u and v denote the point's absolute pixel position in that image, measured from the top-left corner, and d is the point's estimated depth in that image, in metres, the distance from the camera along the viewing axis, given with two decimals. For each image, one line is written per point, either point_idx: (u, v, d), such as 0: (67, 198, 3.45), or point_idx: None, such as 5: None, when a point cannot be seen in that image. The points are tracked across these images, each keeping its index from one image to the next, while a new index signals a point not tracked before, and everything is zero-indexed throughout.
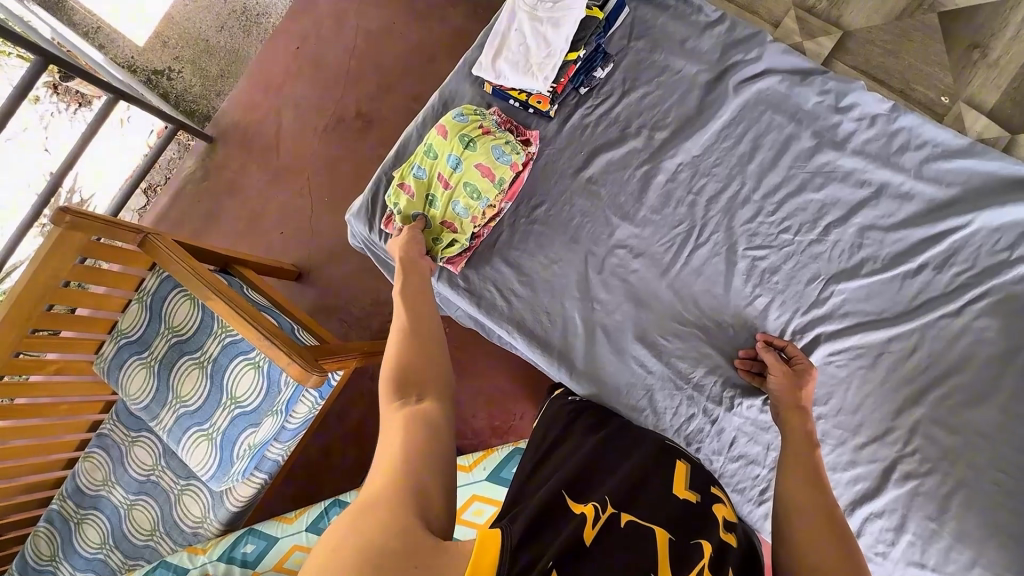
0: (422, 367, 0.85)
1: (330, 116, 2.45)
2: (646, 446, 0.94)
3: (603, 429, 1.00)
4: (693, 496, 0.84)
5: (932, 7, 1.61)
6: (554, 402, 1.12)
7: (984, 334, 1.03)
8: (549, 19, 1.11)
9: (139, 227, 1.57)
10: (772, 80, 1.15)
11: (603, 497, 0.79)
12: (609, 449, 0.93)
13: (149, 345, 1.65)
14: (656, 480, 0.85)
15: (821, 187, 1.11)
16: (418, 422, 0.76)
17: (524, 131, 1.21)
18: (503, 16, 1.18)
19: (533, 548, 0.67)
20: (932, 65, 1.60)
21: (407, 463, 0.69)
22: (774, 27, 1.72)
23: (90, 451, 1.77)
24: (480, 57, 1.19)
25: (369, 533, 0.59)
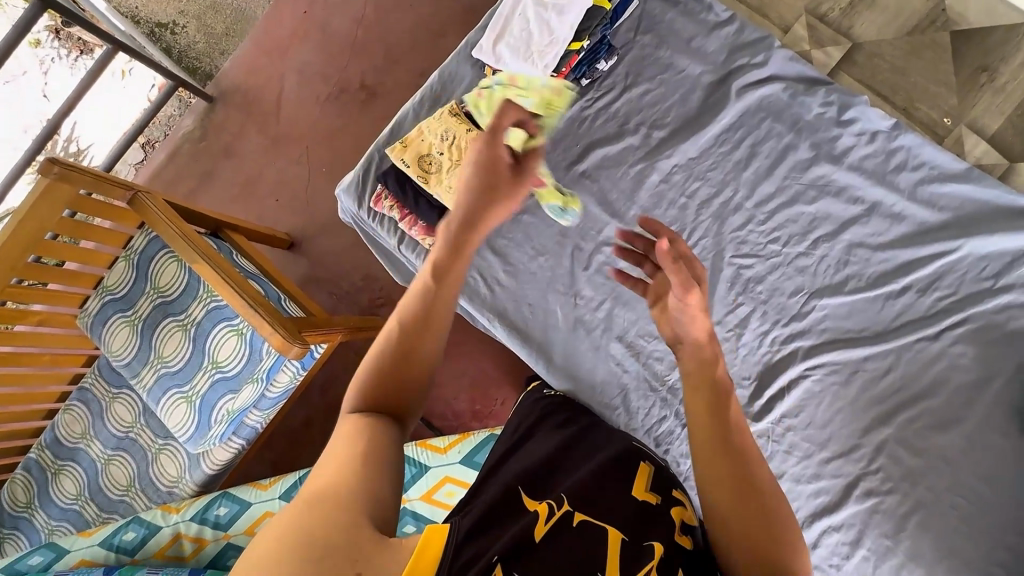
0: (395, 366, 0.76)
1: (333, 85, 2.41)
2: (610, 444, 0.95)
3: (577, 424, 1.02)
4: (651, 497, 0.84)
5: (947, 25, 1.58)
6: (531, 397, 1.13)
7: (959, 360, 1.03)
8: (554, 6, 1.12)
9: (129, 184, 1.56)
10: (776, 87, 1.13)
11: (561, 495, 0.81)
12: (575, 446, 0.95)
13: (135, 304, 1.64)
14: (613, 478, 0.86)
15: (814, 201, 1.11)
16: (372, 434, 0.70)
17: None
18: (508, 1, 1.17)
19: (477, 544, 0.71)
20: (940, 85, 1.58)
21: (360, 464, 0.66)
22: (784, 32, 1.69)
23: (70, 404, 1.78)
24: (482, 41, 1.19)
25: (314, 528, 0.59)
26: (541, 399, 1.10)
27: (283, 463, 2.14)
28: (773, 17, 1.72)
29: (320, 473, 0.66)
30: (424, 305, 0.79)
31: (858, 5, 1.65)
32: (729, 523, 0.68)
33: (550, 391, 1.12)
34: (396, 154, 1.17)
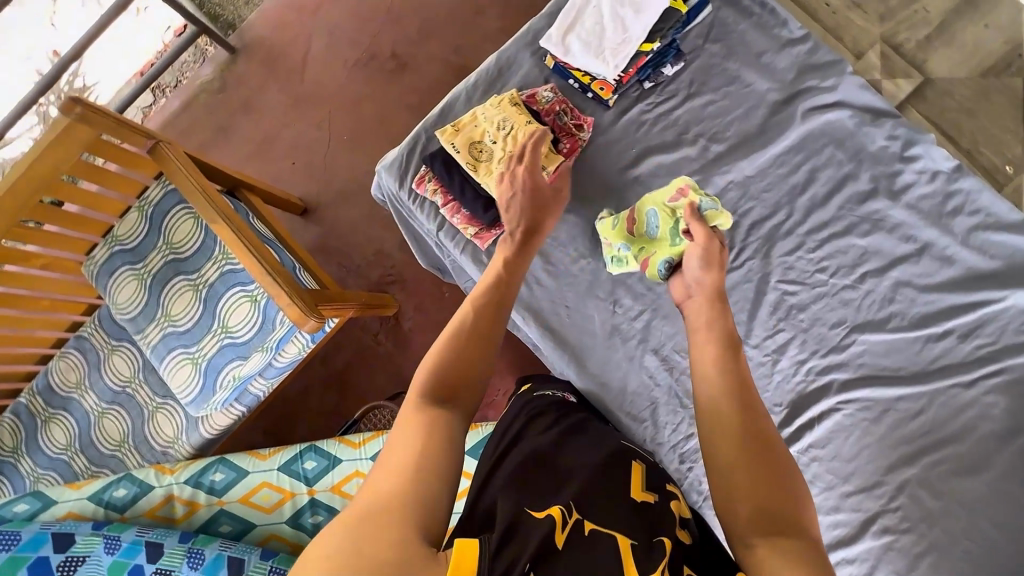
0: (459, 367, 0.83)
1: (364, 51, 2.33)
2: (600, 448, 0.94)
3: (564, 424, 1.01)
4: (649, 497, 0.83)
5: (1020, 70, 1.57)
6: (521, 398, 1.11)
7: (991, 411, 1.02)
8: (631, 3, 1.12)
9: (151, 133, 1.49)
10: (842, 114, 1.11)
11: (566, 503, 0.78)
12: (569, 445, 0.94)
13: (145, 258, 1.59)
14: (610, 483, 0.84)
15: (866, 234, 1.09)
16: (438, 429, 0.74)
17: (579, 115, 1.16)
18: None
19: (509, 549, 0.69)
20: (1002, 129, 1.57)
21: (417, 471, 0.68)
22: (857, 59, 1.65)
23: (66, 351, 1.72)
24: (551, 29, 1.17)
25: (367, 540, 0.59)
26: (534, 398, 1.09)
27: (278, 431, 2.12)
28: (846, 41, 1.68)
29: (372, 488, 0.67)
30: (481, 315, 0.90)
31: (936, 40, 1.63)
32: (740, 468, 0.70)
33: (539, 392, 1.11)
34: (448, 137, 1.13)
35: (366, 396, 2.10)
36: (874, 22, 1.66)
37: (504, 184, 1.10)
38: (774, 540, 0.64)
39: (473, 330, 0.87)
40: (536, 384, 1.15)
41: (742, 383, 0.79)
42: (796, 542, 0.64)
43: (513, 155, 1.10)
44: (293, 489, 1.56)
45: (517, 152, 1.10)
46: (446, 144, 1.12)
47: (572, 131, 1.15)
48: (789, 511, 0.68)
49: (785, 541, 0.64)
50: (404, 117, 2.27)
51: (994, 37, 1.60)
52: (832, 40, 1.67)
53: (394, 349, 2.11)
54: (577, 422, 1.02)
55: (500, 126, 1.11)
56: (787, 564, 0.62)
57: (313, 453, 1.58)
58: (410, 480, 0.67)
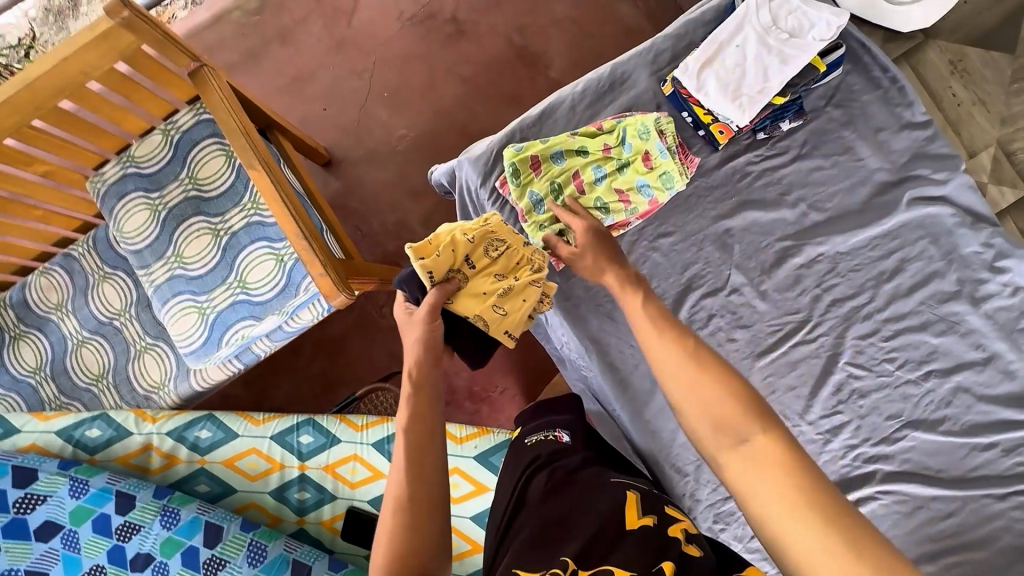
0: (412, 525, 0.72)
1: (426, 8, 2.18)
2: (597, 493, 0.88)
3: (568, 462, 0.97)
4: (648, 520, 0.84)
5: None
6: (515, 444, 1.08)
7: (1015, 526, 1.00)
8: (778, 53, 1.08)
9: (196, 55, 1.34)
10: (944, 210, 1.09)
11: (565, 555, 0.76)
12: (573, 490, 0.89)
13: (162, 187, 1.44)
14: (608, 531, 0.80)
15: (940, 333, 1.06)
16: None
17: (685, 154, 1.12)
18: (728, 25, 1.10)
19: None
20: None
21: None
22: (971, 155, 1.58)
23: (49, 268, 1.56)
24: (687, 60, 1.11)
25: None
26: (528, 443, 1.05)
27: (261, 388, 2.02)
28: (962, 136, 1.61)
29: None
30: (421, 438, 0.78)
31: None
32: (695, 400, 0.68)
33: (532, 439, 1.05)
34: (423, 264, 0.93)
35: (360, 369, 2.01)
36: (994, 124, 1.59)
37: (501, 320, 1.01)
38: (745, 452, 0.63)
39: (413, 498, 0.74)
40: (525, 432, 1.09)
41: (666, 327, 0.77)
42: (762, 441, 0.63)
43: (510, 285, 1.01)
44: (284, 461, 1.48)
45: (518, 282, 1.02)
46: (422, 275, 0.93)
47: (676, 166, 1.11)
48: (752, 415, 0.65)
49: (752, 443, 0.63)
50: (453, 86, 2.14)
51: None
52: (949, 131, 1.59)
53: None
54: (575, 466, 0.96)
55: (490, 253, 1.00)
56: (774, 459, 0.61)
57: (310, 428, 1.50)
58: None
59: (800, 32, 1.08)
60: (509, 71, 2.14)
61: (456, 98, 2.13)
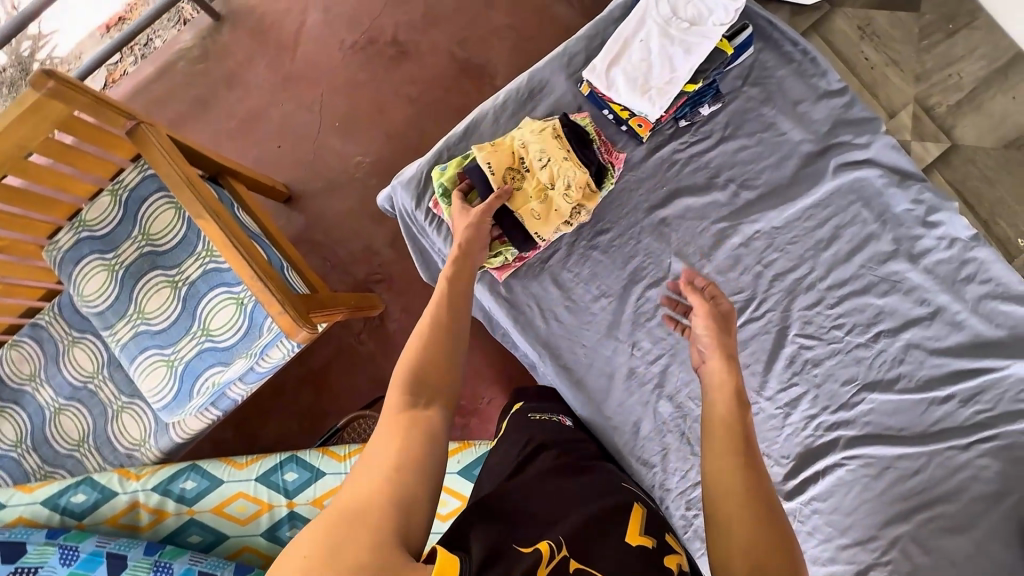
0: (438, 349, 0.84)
1: (364, 34, 2.21)
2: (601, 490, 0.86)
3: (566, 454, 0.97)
4: (648, 541, 0.75)
5: None
6: (514, 417, 1.08)
7: (982, 473, 1.01)
8: (681, 41, 1.08)
9: (132, 113, 1.35)
10: (872, 172, 1.10)
11: (557, 537, 0.72)
12: (573, 483, 0.87)
13: (116, 247, 1.45)
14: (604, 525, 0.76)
15: (883, 294, 1.08)
16: (421, 428, 0.73)
17: (611, 151, 1.13)
18: (630, 21, 1.12)
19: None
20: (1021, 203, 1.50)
21: (408, 464, 0.68)
22: (889, 117, 1.58)
23: (18, 340, 1.56)
24: (595, 60, 1.13)
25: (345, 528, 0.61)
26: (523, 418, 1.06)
27: (249, 430, 2.02)
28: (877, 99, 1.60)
29: (358, 486, 0.66)
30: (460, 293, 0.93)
31: (966, 106, 1.55)
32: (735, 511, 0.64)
33: (535, 414, 1.07)
34: (483, 155, 1.06)
35: (345, 398, 2.02)
36: (909, 82, 1.59)
37: (537, 222, 1.07)
38: None
39: (444, 340, 0.85)
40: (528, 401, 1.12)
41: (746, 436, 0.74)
42: None
43: (550, 197, 1.07)
44: (272, 501, 1.48)
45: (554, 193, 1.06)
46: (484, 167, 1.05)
47: (603, 166, 1.11)
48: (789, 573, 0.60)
49: None
50: (401, 108, 2.16)
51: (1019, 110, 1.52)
52: (866, 94, 1.60)
53: (378, 352, 2.03)
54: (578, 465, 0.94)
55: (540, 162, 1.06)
56: None
57: (293, 465, 1.50)
58: (394, 475, 0.66)
59: (700, 20, 1.08)
60: (454, 87, 2.15)
61: (405, 119, 2.15)
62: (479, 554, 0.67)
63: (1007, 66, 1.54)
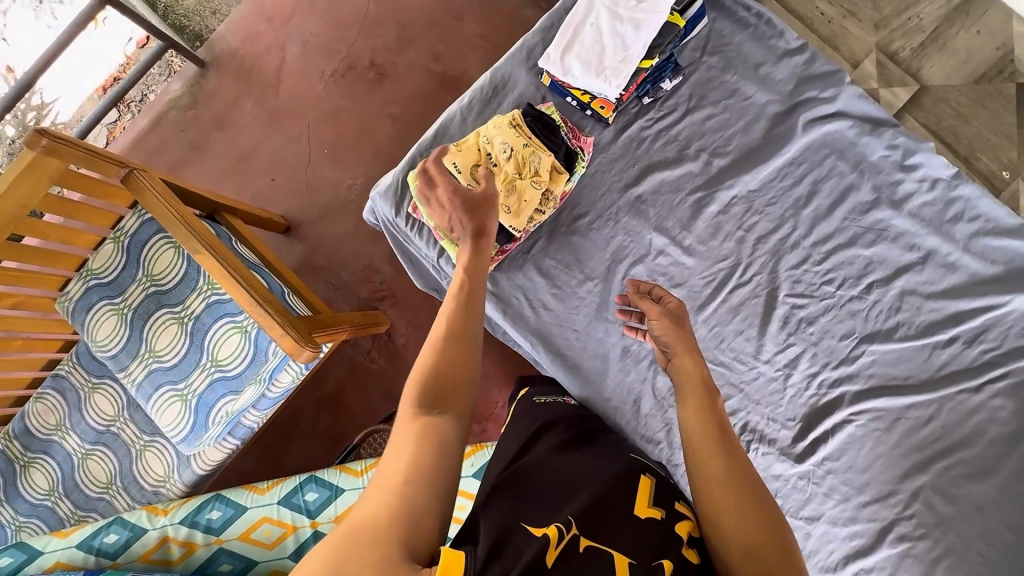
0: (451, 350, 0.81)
1: (340, 61, 2.27)
2: (609, 464, 0.87)
3: (569, 433, 0.97)
4: (656, 513, 0.77)
5: (1014, 75, 1.49)
6: (521, 402, 1.09)
7: (998, 414, 0.99)
8: (630, 19, 1.09)
9: (124, 161, 1.41)
10: (842, 124, 1.10)
11: (567, 517, 0.73)
12: (577, 460, 0.88)
13: (123, 291, 1.51)
14: (614, 502, 0.77)
15: (871, 244, 1.07)
16: (433, 434, 0.71)
17: (579, 137, 1.16)
18: (578, 7, 1.14)
19: (498, 568, 0.65)
20: (1002, 136, 1.48)
21: (415, 476, 0.66)
22: (854, 67, 1.56)
23: (42, 393, 1.63)
24: (549, 49, 1.14)
25: (358, 543, 0.60)
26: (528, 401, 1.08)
27: (271, 457, 2.06)
28: (842, 50, 1.59)
29: (366, 503, 0.65)
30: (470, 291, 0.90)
31: (930, 47, 1.53)
32: (726, 503, 0.70)
33: (541, 398, 1.08)
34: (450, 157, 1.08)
35: (362, 417, 2.04)
36: (869, 31, 1.57)
37: (511, 214, 1.09)
38: None
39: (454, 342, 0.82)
40: (533, 387, 1.14)
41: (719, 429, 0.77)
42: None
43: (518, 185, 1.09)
44: (295, 523, 1.51)
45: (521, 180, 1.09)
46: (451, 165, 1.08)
47: (572, 152, 1.14)
48: (780, 553, 0.67)
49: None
50: (385, 127, 2.21)
51: (986, 44, 1.50)
52: (827, 48, 1.58)
53: (388, 366, 2.06)
54: (581, 442, 0.95)
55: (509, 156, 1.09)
56: None
57: (314, 484, 1.54)
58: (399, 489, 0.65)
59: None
60: (434, 101, 2.20)
61: (390, 138, 2.20)
62: (487, 539, 0.68)
63: (966, 3, 1.52)
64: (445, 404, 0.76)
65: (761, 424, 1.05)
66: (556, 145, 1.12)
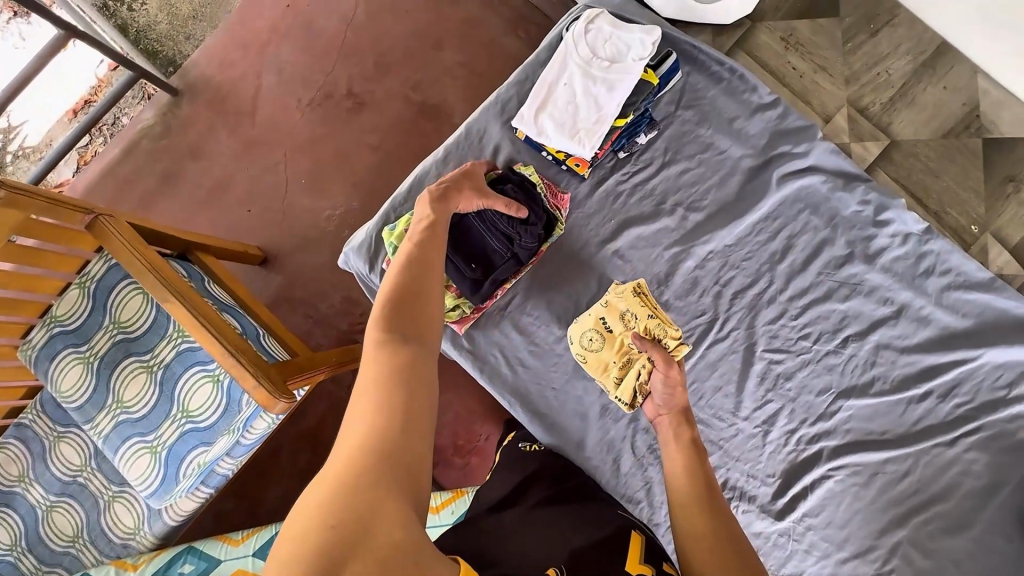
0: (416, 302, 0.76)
1: (317, 89, 2.24)
2: (599, 522, 0.82)
3: (553, 489, 0.95)
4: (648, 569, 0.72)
5: (980, 131, 1.52)
6: (506, 450, 1.13)
7: (972, 468, 0.99)
8: (603, 80, 1.11)
9: (88, 207, 1.36)
10: (815, 179, 1.12)
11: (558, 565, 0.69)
12: (562, 519, 0.84)
13: (89, 339, 1.45)
14: (601, 553, 0.73)
15: (845, 299, 1.08)
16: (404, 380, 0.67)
17: (557, 197, 1.16)
18: (551, 65, 1.15)
19: None
20: (969, 191, 1.51)
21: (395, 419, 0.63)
22: (826, 122, 1.58)
23: (5, 442, 1.56)
24: (523, 107, 1.15)
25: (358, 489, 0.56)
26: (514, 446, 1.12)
27: (248, 495, 2.00)
28: (812, 104, 1.60)
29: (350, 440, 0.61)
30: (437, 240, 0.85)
31: (898, 102, 1.56)
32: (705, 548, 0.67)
33: (527, 445, 1.11)
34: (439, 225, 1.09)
35: None
36: (840, 85, 1.59)
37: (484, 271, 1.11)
38: None
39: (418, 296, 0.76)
40: (520, 434, 1.16)
41: (698, 460, 0.77)
42: None
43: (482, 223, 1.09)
44: None
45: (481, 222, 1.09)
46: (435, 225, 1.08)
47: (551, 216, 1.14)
48: None
49: None
50: (364, 156, 2.18)
51: (952, 99, 1.53)
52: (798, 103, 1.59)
53: None
54: (568, 500, 0.91)
55: (623, 318, 1.07)
56: None
57: None
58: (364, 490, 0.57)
59: (620, 56, 1.12)
60: (413, 130, 2.18)
61: (370, 167, 2.18)
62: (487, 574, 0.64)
63: (933, 58, 1.55)
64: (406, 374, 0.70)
65: (740, 481, 1.06)
66: (537, 213, 1.09)
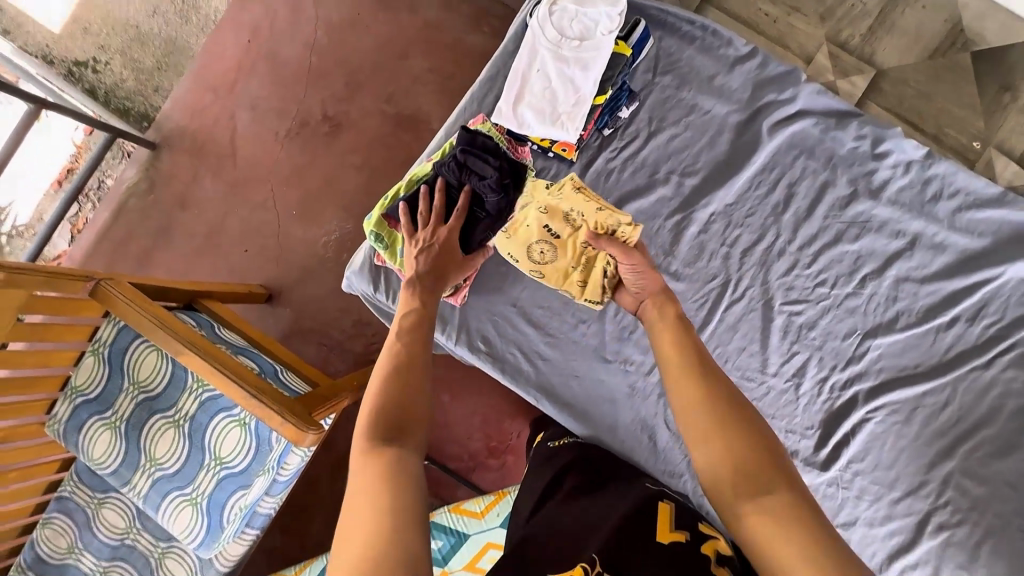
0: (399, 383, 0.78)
1: (293, 118, 2.23)
2: (625, 498, 0.85)
3: (581, 475, 0.95)
4: (678, 536, 0.74)
5: (967, 45, 1.48)
6: (536, 450, 1.13)
7: (1013, 386, 0.99)
8: (576, 60, 1.10)
9: (89, 274, 1.37)
10: (806, 123, 1.11)
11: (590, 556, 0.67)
12: (593, 501, 0.86)
13: (112, 403, 1.46)
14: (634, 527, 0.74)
15: (856, 239, 1.08)
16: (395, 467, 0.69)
17: (516, 146, 1.15)
18: (522, 54, 1.14)
19: None
20: (966, 107, 1.49)
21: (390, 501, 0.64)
22: (808, 63, 1.55)
23: (49, 517, 1.58)
24: (500, 101, 1.15)
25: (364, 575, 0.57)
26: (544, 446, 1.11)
27: (295, 529, 2.01)
28: (793, 49, 1.58)
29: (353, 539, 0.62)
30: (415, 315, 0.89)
31: (879, 30, 1.53)
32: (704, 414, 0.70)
33: (556, 442, 1.11)
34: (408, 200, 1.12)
35: None
36: (816, 24, 1.56)
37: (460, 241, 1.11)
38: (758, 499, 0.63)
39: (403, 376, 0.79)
40: (551, 432, 1.17)
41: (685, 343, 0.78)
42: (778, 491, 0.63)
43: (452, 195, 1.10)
44: None
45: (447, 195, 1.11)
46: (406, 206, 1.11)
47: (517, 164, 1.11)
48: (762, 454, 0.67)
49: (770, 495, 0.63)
50: (350, 177, 2.17)
51: (935, 18, 1.50)
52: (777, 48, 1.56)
53: None
54: (594, 483, 0.92)
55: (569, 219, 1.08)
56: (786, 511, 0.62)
57: None
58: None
59: (589, 33, 1.11)
60: (395, 143, 2.17)
61: (358, 187, 2.17)
62: None
63: None
64: (405, 434, 0.73)
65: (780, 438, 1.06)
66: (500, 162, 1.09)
